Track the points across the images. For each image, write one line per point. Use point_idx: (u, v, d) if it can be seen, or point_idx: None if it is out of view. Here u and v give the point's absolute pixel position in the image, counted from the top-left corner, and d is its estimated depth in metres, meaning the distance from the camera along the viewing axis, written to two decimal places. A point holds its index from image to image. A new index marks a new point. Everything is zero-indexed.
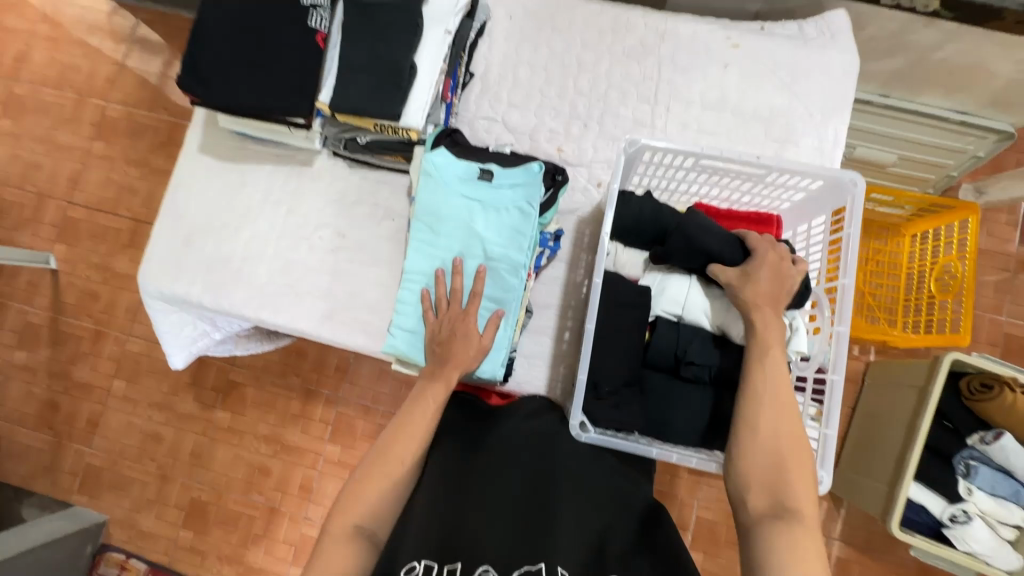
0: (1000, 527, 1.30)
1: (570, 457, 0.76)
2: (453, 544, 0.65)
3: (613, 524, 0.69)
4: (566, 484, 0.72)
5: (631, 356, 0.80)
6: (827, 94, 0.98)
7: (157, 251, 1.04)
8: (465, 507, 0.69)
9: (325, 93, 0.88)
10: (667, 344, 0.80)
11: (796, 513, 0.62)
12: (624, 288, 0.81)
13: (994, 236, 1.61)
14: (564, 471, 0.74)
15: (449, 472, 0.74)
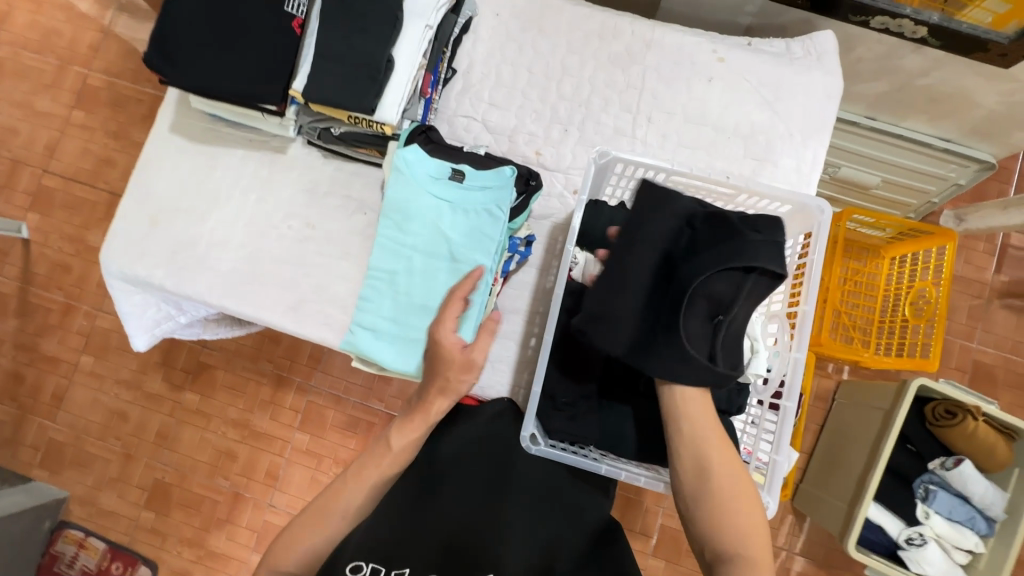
0: (954, 551, 1.32)
1: (526, 464, 0.78)
2: (412, 546, 0.67)
3: (566, 532, 0.71)
4: (522, 497, 0.74)
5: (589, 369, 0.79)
6: (810, 114, 0.97)
7: (122, 230, 1.01)
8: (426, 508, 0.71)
9: (299, 81, 0.86)
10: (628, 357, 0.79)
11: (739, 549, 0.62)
12: None
13: (970, 263, 1.63)
14: (522, 486, 0.75)
15: (414, 475, 0.76)
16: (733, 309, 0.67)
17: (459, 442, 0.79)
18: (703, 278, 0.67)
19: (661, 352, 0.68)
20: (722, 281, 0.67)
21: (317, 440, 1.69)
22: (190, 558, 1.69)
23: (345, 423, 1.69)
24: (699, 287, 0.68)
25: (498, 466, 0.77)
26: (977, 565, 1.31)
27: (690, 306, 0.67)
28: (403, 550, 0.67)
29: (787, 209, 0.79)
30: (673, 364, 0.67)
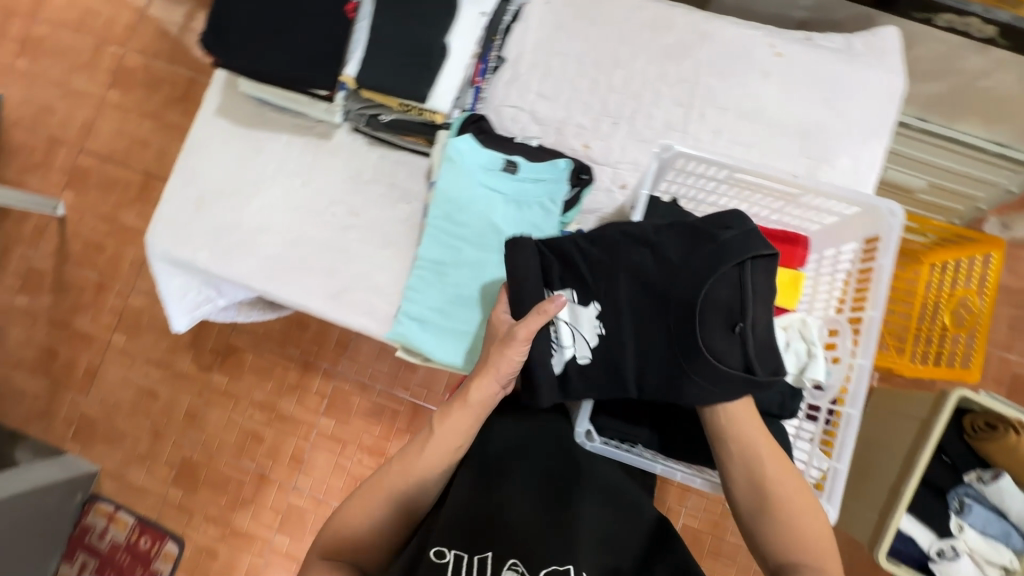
0: (988, 566, 1.28)
1: (585, 455, 0.72)
2: (480, 535, 0.61)
3: (635, 527, 0.66)
4: (594, 485, 0.68)
5: None
6: (869, 113, 0.94)
7: (167, 213, 1.02)
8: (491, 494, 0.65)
9: (352, 66, 0.86)
10: None
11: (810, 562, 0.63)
12: None
13: (1014, 272, 1.58)
14: (593, 474, 0.69)
15: (471, 463, 0.70)
16: (748, 312, 0.66)
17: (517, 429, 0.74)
18: (704, 291, 0.67)
19: (693, 379, 0.68)
20: (723, 285, 0.67)
21: (342, 426, 1.70)
22: (215, 536, 1.72)
23: (369, 410, 1.70)
24: (701, 302, 0.67)
25: (560, 455, 0.71)
26: None
27: (703, 322, 0.67)
28: (470, 539, 0.61)
29: (854, 211, 0.76)
30: (711, 386, 0.67)
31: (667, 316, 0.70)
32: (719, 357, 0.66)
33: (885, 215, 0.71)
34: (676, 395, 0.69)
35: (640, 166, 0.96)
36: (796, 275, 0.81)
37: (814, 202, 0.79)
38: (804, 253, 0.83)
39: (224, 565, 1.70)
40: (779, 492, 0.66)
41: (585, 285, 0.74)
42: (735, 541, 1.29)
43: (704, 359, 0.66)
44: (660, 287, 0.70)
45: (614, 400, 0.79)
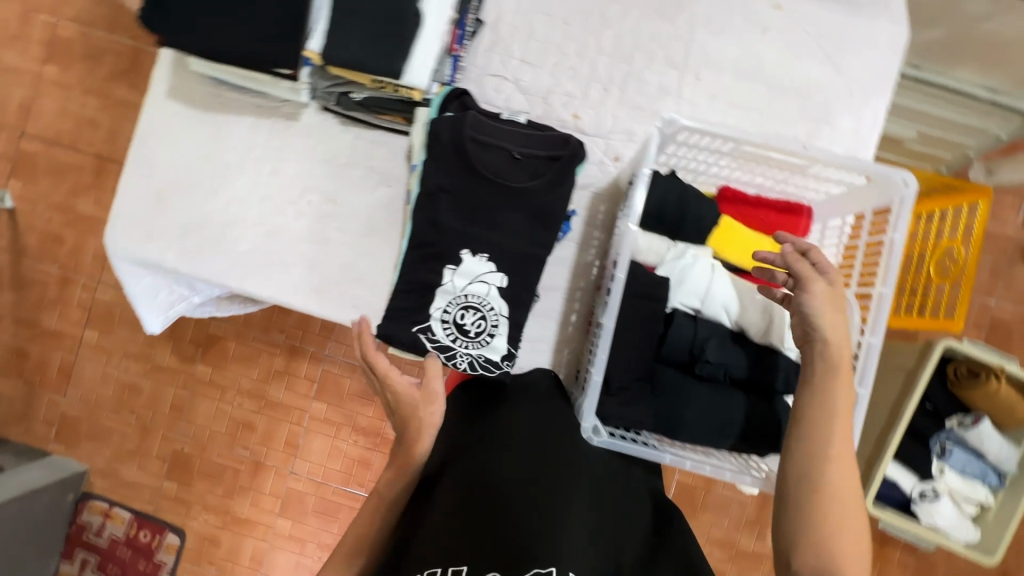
0: (964, 503, 1.36)
1: (581, 449, 0.69)
2: (462, 539, 0.58)
3: (631, 531, 0.62)
4: (583, 477, 0.65)
5: (647, 351, 0.75)
6: (873, 68, 0.90)
7: (124, 210, 0.93)
8: (472, 496, 0.62)
9: (316, 40, 0.78)
10: (684, 339, 0.76)
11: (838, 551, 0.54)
12: (645, 279, 0.75)
13: (996, 219, 1.59)
14: (581, 462, 0.67)
15: (454, 466, 0.67)
16: (509, 143, 0.77)
17: (501, 427, 0.71)
18: (479, 162, 0.76)
19: (548, 202, 0.77)
20: (486, 152, 0.77)
21: (335, 408, 1.68)
22: (216, 524, 1.71)
23: (362, 391, 1.68)
24: (486, 174, 0.76)
25: (550, 449, 0.67)
26: (987, 517, 1.35)
27: (503, 178, 0.77)
28: (453, 544, 0.58)
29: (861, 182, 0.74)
30: (556, 193, 0.77)
31: (488, 196, 0.77)
32: (542, 177, 0.77)
33: (898, 186, 0.69)
34: (553, 217, 0.78)
35: (634, 135, 0.90)
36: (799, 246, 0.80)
37: (822, 172, 0.75)
38: (807, 223, 0.81)
39: (228, 551, 1.70)
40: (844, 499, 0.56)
41: (473, 242, 0.77)
42: (731, 498, 1.32)
43: (533, 186, 0.76)
44: (460, 195, 0.77)
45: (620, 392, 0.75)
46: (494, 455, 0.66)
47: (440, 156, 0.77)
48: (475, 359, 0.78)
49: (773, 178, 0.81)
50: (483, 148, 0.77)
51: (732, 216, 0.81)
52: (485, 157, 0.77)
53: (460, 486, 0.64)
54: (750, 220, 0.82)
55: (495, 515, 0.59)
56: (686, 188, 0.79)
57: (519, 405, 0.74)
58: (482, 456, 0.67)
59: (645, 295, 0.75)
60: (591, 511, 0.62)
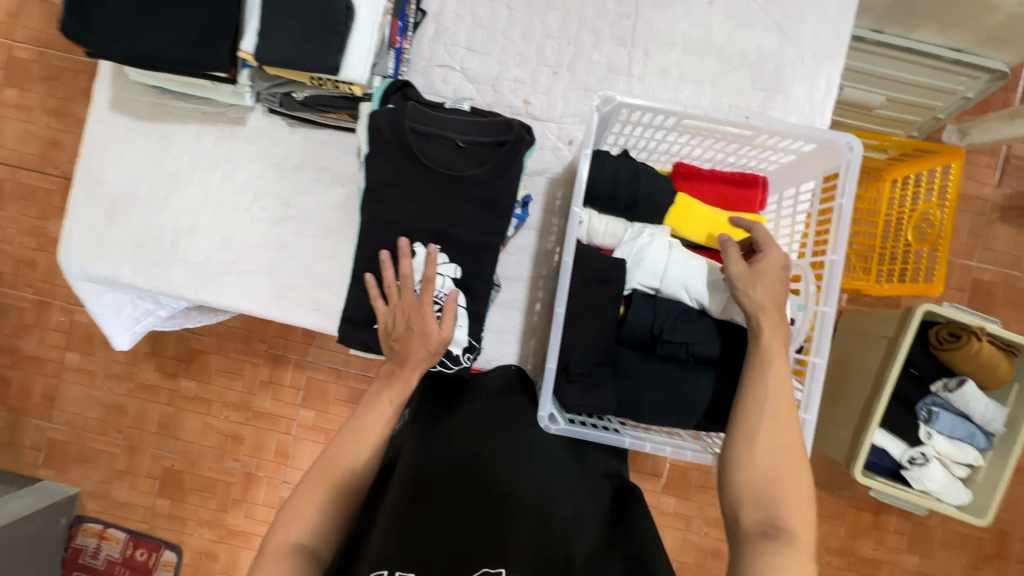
0: (954, 466, 1.35)
1: (535, 449, 0.71)
2: (411, 539, 0.56)
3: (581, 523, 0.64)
4: (531, 475, 0.67)
5: (605, 336, 0.74)
6: (823, 32, 0.88)
7: (76, 227, 0.92)
8: (422, 497, 0.61)
9: (248, 40, 0.75)
10: (643, 320, 0.75)
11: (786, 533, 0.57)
12: (599, 263, 0.73)
13: (973, 179, 1.58)
14: (529, 460, 0.69)
15: (405, 464, 0.66)
16: (452, 132, 0.75)
17: (456, 425, 0.72)
18: (423, 153, 0.75)
19: (495, 189, 0.76)
20: (429, 143, 0.75)
21: (322, 415, 1.67)
22: (212, 538, 1.70)
23: (348, 396, 1.67)
24: (430, 166, 0.75)
25: (505, 453, 0.69)
26: (977, 478, 1.35)
27: (447, 168, 0.75)
28: (399, 544, 0.56)
29: (809, 148, 0.72)
30: (503, 179, 0.75)
31: (434, 189, 0.76)
32: (486, 164, 0.75)
33: (844, 151, 0.67)
34: (500, 205, 0.76)
35: (585, 117, 0.89)
36: (756, 219, 0.78)
37: (769, 141, 0.74)
38: (763, 195, 0.80)
39: (227, 564, 1.70)
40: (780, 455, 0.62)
41: (423, 236, 0.76)
42: None
43: (478, 176, 0.75)
44: (406, 190, 0.76)
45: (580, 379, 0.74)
46: (447, 454, 0.67)
47: (383, 150, 0.75)
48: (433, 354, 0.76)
49: (724, 151, 0.80)
50: (427, 140, 0.75)
51: (686, 192, 0.80)
52: (428, 149, 0.75)
53: (410, 488, 0.62)
54: (705, 194, 0.80)
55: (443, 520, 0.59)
56: (638, 166, 0.78)
57: (474, 405, 0.75)
58: (435, 455, 0.67)
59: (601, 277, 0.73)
60: (541, 514, 0.63)
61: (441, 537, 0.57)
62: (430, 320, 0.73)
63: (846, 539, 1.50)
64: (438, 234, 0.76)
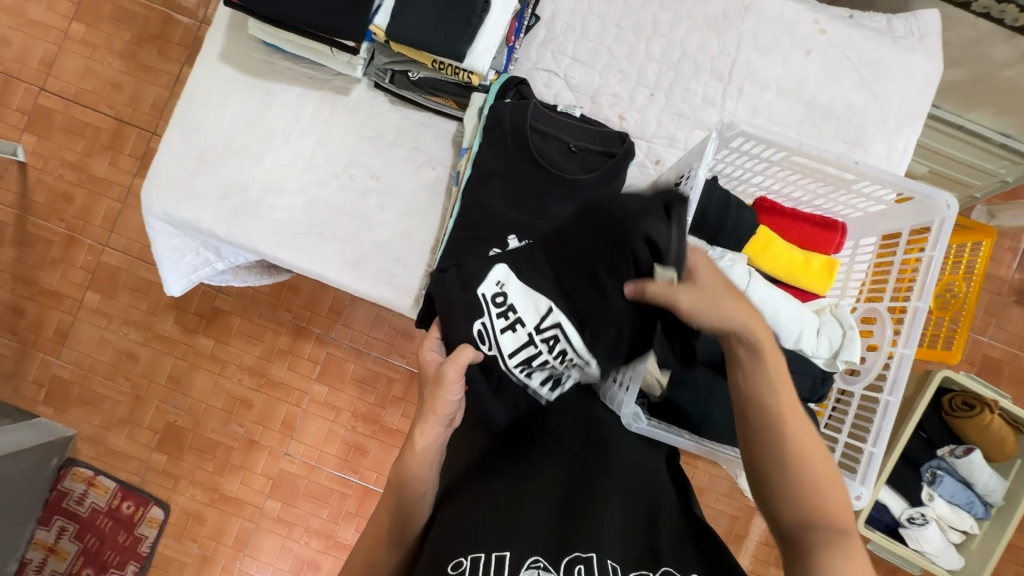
0: (950, 531, 1.38)
1: (619, 444, 0.71)
2: (505, 522, 0.59)
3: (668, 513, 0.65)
4: (615, 460, 0.68)
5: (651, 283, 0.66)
6: (906, 99, 0.94)
7: (165, 167, 0.93)
8: (516, 483, 0.64)
9: (382, 16, 0.79)
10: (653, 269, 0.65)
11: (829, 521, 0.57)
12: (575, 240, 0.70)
13: (994, 259, 1.65)
14: (615, 446, 0.70)
15: (484, 469, 0.68)
16: (565, 135, 0.80)
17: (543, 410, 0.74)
18: (534, 148, 0.79)
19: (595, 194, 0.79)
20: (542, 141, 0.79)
21: (336, 392, 1.66)
22: (203, 501, 1.66)
23: (364, 378, 1.66)
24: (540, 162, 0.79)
25: (579, 445, 0.69)
26: (970, 545, 1.38)
27: (555, 163, 0.79)
28: (496, 527, 0.59)
29: (900, 203, 0.77)
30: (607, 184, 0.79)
31: (539, 185, 0.79)
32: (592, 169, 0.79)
33: (940, 208, 0.72)
34: None
35: (675, 141, 0.93)
36: (831, 261, 0.83)
37: (864, 189, 0.78)
38: (841, 239, 0.84)
39: (213, 529, 1.65)
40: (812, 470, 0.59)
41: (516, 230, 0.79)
42: (725, 510, 1.34)
43: (585, 180, 0.78)
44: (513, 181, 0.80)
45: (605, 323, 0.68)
46: (532, 446, 0.69)
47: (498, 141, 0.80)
48: (569, 377, 0.75)
49: (813, 192, 0.84)
50: (541, 139, 0.80)
51: (767, 225, 0.85)
52: (540, 147, 0.79)
53: (500, 482, 0.65)
54: (786, 230, 0.85)
55: (535, 501, 0.62)
56: (728, 195, 0.82)
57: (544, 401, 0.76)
58: (511, 459, 0.68)
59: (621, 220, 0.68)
60: (625, 501, 0.63)
61: (533, 524, 0.59)
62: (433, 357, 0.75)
63: None
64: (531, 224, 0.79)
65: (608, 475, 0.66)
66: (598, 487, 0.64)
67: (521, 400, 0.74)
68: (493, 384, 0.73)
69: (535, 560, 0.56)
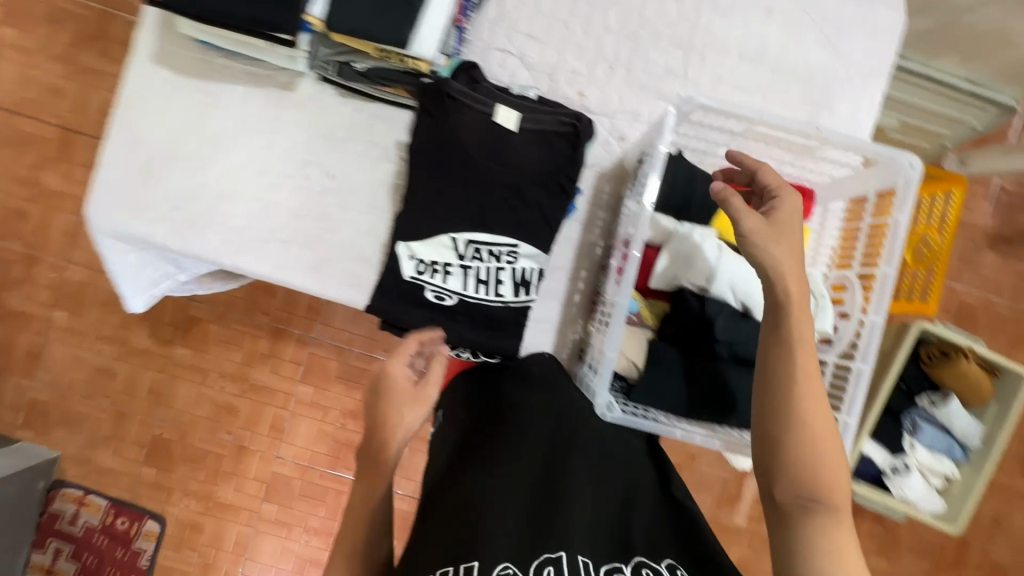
0: (932, 476, 1.42)
1: (592, 433, 0.74)
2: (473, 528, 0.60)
3: (641, 503, 0.68)
4: (584, 456, 0.70)
5: (483, 140, 0.76)
6: (870, 55, 0.92)
7: (108, 180, 0.88)
8: (484, 485, 0.65)
9: (319, 6, 0.76)
10: (473, 132, 0.76)
11: (828, 500, 0.58)
12: (422, 168, 0.77)
13: (967, 207, 1.66)
14: (586, 441, 0.72)
15: (457, 470, 0.70)
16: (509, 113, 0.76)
17: (511, 407, 0.76)
18: (470, 128, 0.76)
19: (542, 160, 0.76)
20: (471, 124, 0.76)
21: (322, 391, 1.64)
22: (199, 510, 1.66)
23: (348, 374, 1.65)
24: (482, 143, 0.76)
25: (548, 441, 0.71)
26: (951, 488, 1.42)
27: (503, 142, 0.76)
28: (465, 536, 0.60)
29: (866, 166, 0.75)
30: (551, 148, 0.77)
31: (486, 168, 0.76)
32: (541, 140, 0.76)
33: (903, 169, 0.70)
34: (566, 179, 0.77)
35: (638, 116, 0.90)
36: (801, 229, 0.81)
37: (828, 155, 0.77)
38: (810, 206, 0.83)
39: (212, 536, 1.65)
40: (817, 444, 0.60)
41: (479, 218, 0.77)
42: (715, 474, 1.36)
43: (537, 158, 0.76)
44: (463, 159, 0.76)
45: (479, 213, 0.77)
46: (502, 445, 0.71)
47: (443, 128, 0.77)
48: (526, 271, 0.78)
49: (779, 160, 0.83)
50: (484, 123, 0.76)
51: None
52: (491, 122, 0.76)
53: (468, 484, 0.66)
54: None
55: (504, 506, 0.63)
56: (694, 169, 0.81)
57: (514, 394, 0.77)
58: (480, 461, 0.69)
59: (446, 140, 0.76)
60: (594, 498, 0.66)
61: (504, 528, 0.61)
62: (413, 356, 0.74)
63: None
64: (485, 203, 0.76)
65: (580, 476, 0.67)
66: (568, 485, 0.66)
67: (509, 321, 0.79)
68: (486, 325, 0.79)
69: (503, 566, 0.57)
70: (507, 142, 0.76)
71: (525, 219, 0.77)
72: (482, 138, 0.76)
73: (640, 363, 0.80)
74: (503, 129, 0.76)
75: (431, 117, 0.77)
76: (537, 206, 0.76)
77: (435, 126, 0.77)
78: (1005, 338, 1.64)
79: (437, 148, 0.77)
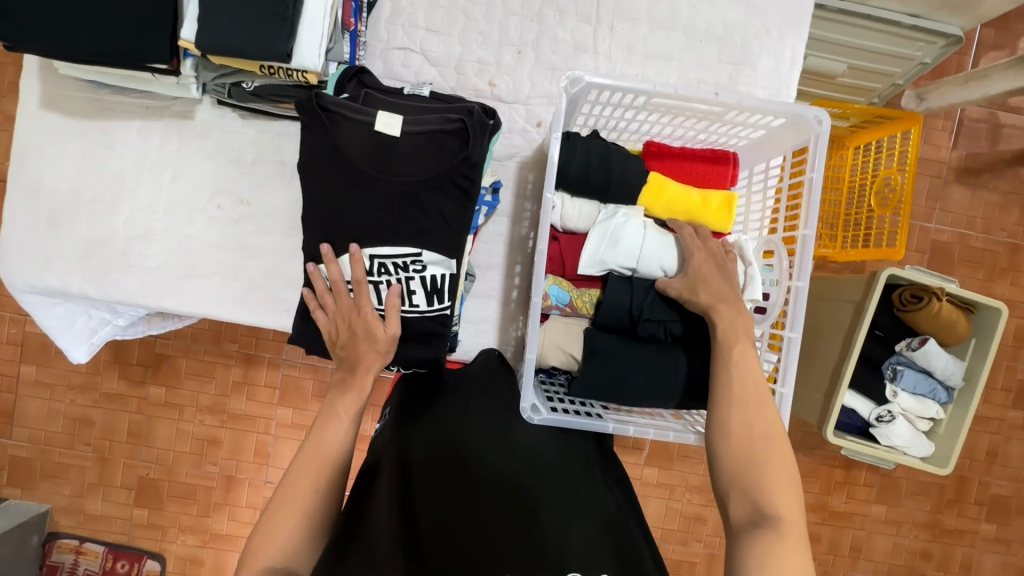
0: (917, 420, 1.40)
1: (530, 446, 0.73)
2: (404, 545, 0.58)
3: (584, 512, 0.64)
4: (527, 467, 0.68)
5: (367, 153, 0.71)
6: (786, 4, 0.87)
7: (16, 236, 0.85)
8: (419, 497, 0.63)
9: (188, 27, 0.70)
10: (357, 145, 0.71)
11: (774, 518, 0.56)
12: (322, 189, 0.73)
13: (930, 143, 1.61)
14: (530, 453, 0.71)
15: (396, 484, 0.67)
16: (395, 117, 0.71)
17: (453, 416, 0.74)
18: (354, 139, 0.71)
19: (437, 164, 0.72)
20: (353, 134, 0.71)
21: (301, 412, 1.62)
22: (196, 544, 1.64)
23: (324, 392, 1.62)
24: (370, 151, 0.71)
25: (489, 450, 0.69)
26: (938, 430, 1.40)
27: (391, 149, 0.71)
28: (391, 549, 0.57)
29: (777, 125, 0.73)
30: (447, 151, 0.71)
31: (371, 178, 0.72)
32: (434, 145, 0.72)
33: (810, 125, 0.69)
34: (470, 184, 0.73)
35: (553, 98, 0.87)
36: (729, 195, 0.78)
37: (739, 118, 0.75)
38: (734, 171, 0.80)
39: (213, 568, 1.64)
40: (766, 454, 0.60)
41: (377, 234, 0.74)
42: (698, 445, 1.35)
43: (434, 161, 0.71)
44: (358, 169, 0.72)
45: (374, 226, 0.73)
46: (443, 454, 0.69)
47: (328, 137, 0.72)
48: (438, 278, 0.76)
49: (694, 130, 0.81)
50: (370, 132, 0.71)
51: (658, 171, 0.80)
52: (373, 134, 0.71)
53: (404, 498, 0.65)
54: (679, 174, 0.80)
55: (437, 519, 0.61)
56: (608, 147, 0.77)
57: (456, 405, 0.76)
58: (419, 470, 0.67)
59: (338, 157, 0.72)
60: (532, 505, 0.63)
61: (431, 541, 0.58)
62: (372, 321, 0.75)
63: (820, 495, 1.54)
64: (379, 213, 0.73)
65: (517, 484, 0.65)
66: (503, 493, 0.64)
67: (432, 332, 0.79)
68: (409, 337, 0.79)
69: None
70: (393, 149, 0.71)
71: (426, 226, 0.74)
72: (366, 154, 0.71)
73: (578, 355, 0.77)
74: (387, 136, 0.71)
75: (317, 131, 0.72)
76: (438, 212, 0.74)
77: (319, 140, 0.72)
78: (983, 271, 1.60)
79: (329, 168, 0.73)
